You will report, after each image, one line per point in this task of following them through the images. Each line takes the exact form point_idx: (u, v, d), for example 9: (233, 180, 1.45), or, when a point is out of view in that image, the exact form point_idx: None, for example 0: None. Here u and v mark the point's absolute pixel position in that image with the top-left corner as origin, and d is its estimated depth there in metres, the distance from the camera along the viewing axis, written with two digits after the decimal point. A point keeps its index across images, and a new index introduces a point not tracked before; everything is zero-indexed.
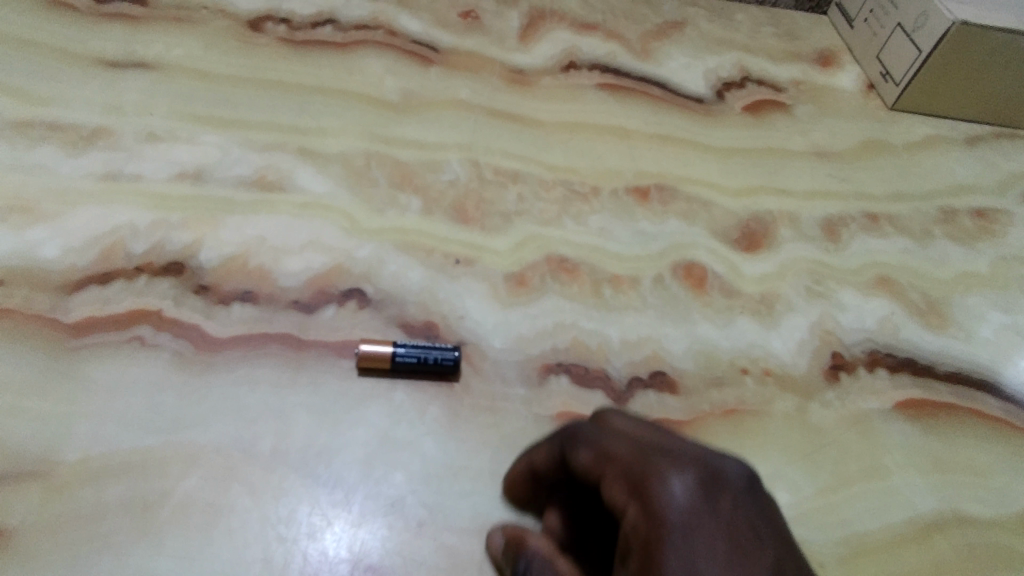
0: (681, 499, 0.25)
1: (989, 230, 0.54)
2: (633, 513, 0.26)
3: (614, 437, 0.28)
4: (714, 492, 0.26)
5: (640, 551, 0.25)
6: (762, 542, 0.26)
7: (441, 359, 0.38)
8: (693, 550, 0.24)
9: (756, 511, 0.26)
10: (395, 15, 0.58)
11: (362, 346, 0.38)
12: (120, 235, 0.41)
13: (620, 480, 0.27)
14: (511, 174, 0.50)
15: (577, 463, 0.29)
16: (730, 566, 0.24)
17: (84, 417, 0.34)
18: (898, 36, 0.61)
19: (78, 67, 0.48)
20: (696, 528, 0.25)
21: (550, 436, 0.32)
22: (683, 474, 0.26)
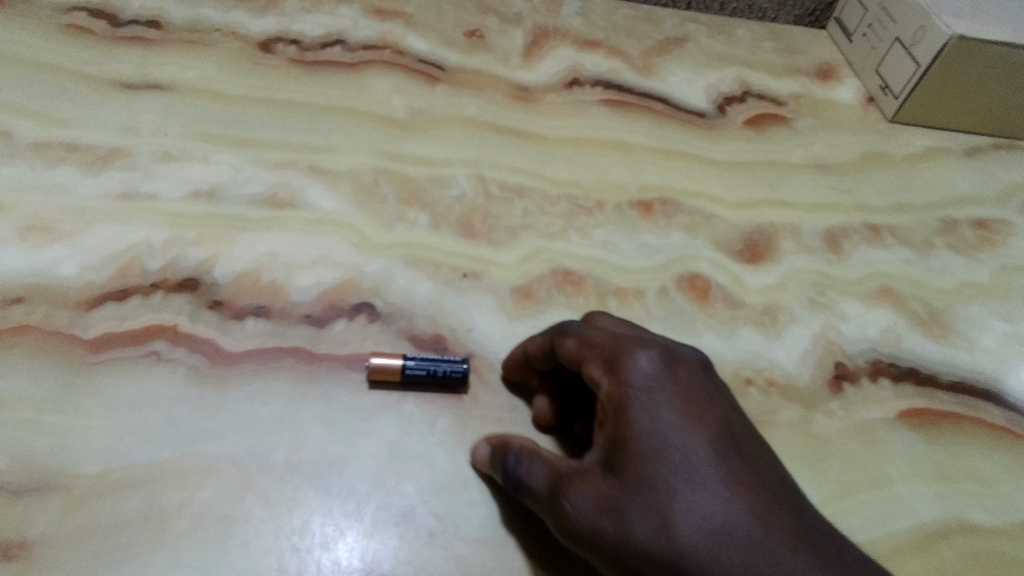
0: (647, 367, 0.32)
1: (990, 240, 0.55)
2: (607, 381, 0.33)
3: (593, 333, 0.35)
4: (674, 365, 0.33)
5: (614, 407, 0.31)
6: (712, 397, 0.32)
7: (449, 372, 0.39)
8: (658, 403, 0.31)
9: (709, 382, 0.33)
10: (402, 35, 0.59)
11: (372, 359, 0.38)
12: (136, 252, 0.42)
13: (597, 358, 0.33)
14: (516, 189, 0.51)
15: (562, 354, 0.35)
16: (684, 405, 0.31)
17: (103, 430, 0.35)
18: (897, 50, 0.62)
19: (95, 90, 0.50)
20: (660, 386, 0.31)
21: (543, 331, 0.38)
22: (648, 349, 0.33)
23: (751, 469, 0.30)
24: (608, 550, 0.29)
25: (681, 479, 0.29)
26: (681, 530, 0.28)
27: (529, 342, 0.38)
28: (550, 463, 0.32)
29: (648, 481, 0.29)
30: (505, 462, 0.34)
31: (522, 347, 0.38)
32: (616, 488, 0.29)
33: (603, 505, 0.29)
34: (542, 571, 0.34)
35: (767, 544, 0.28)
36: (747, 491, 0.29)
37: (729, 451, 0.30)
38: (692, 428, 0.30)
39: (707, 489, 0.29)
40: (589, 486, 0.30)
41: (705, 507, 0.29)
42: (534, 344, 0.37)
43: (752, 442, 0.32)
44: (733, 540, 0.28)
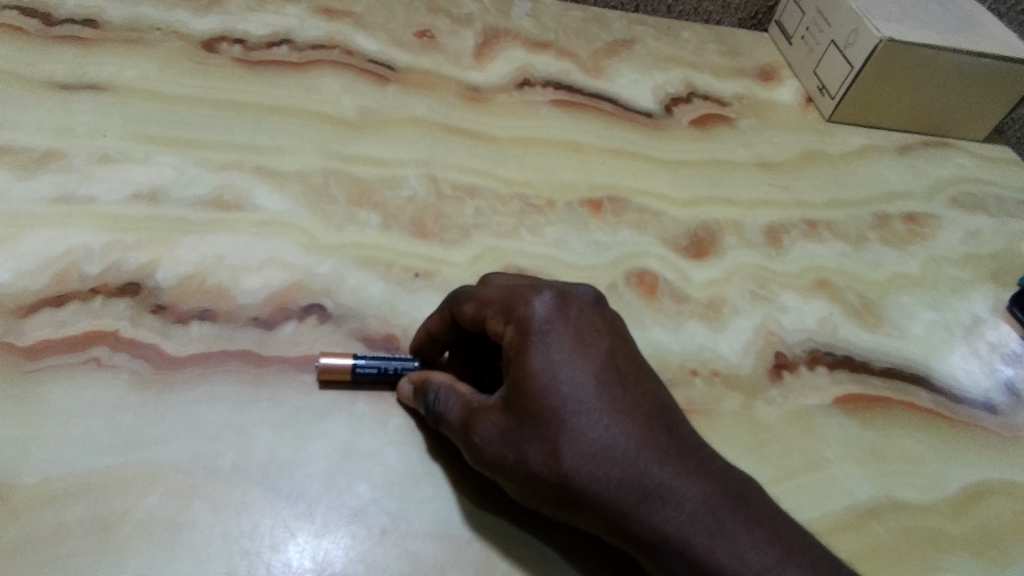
0: (541, 312, 0.34)
1: (919, 234, 0.58)
2: (506, 327, 0.35)
3: (494, 286, 0.37)
4: (566, 307, 0.35)
5: (511, 349, 0.34)
6: (600, 336, 0.35)
7: (401, 370, 0.39)
8: (549, 342, 0.33)
9: (599, 321, 0.36)
10: (351, 35, 0.59)
11: (322, 358, 0.38)
12: (73, 257, 0.41)
13: (496, 310, 0.35)
14: (468, 189, 0.51)
15: (463, 318, 0.37)
16: (574, 345, 0.33)
17: (41, 439, 0.34)
18: (832, 53, 0.65)
19: (27, 90, 0.48)
20: (551, 327, 0.34)
21: (438, 307, 0.39)
22: (543, 294, 0.35)
23: (634, 398, 0.33)
24: (510, 472, 0.32)
25: (569, 411, 0.32)
26: (569, 456, 0.31)
27: (428, 321, 0.39)
28: (461, 399, 0.35)
29: (540, 411, 0.32)
30: (428, 403, 0.36)
31: (422, 328, 0.39)
32: (514, 420, 0.32)
33: (504, 435, 0.32)
34: (494, 562, 0.34)
35: (646, 462, 0.31)
36: (630, 418, 0.32)
37: (615, 384, 0.33)
38: (581, 364, 0.33)
39: (593, 419, 0.32)
40: (491, 419, 0.33)
41: (591, 433, 0.31)
42: (436, 313, 0.38)
43: (638, 374, 0.35)
44: (616, 461, 0.31)
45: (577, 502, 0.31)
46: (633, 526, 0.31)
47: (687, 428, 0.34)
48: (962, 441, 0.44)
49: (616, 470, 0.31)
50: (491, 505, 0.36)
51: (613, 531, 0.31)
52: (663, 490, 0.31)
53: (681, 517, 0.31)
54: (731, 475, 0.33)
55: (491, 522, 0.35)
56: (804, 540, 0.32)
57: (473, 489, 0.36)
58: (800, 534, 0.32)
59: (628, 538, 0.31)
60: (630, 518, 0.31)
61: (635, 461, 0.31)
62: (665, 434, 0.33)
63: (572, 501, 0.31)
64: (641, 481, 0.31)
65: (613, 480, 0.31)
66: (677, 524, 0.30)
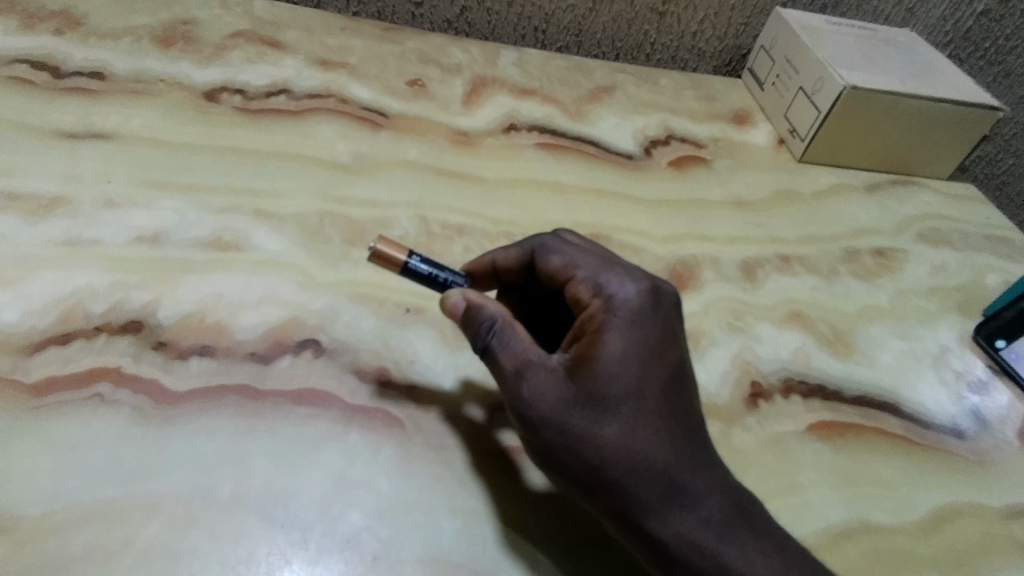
0: (630, 301, 0.38)
1: (887, 267, 0.61)
2: (591, 297, 0.39)
3: (584, 253, 0.41)
4: (654, 300, 0.39)
5: (588, 321, 0.38)
6: (674, 343, 0.39)
7: (449, 281, 0.42)
8: (626, 327, 0.37)
9: (676, 325, 0.40)
10: (346, 85, 0.62)
11: (380, 246, 0.41)
12: (78, 297, 0.42)
13: (587, 278, 0.39)
14: (457, 228, 0.54)
15: (545, 267, 0.41)
16: (653, 344, 0.38)
17: (47, 471, 0.35)
18: (800, 98, 0.69)
19: (36, 139, 0.51)
20: (635, 314, 0.38)
21: (519, 245, 0.43)
22: (631, 280, 0.40)
23: (682, 409, 0.38)
24: (558, 441, 0.36)
25: (630, 403, 0.36)
26: (620, 442, 0.35)
27: (500, 254, 0.43)
28: (513, 346, 0.37)
29: (605, 396, 0.36)
30: (479, 328, 0.38)
31: (492, 255, 0.44)
32: (576, 391, 0.36)
33: (564, 404, 0.36)
34: None
35: (680, 471, 0.36)
36: (675, 427, 0.37)
37: (671, 391, 0.38)
38: (653, 359, 0.37)
39: (645, 417, 0.36)
40: (553, 383, 0.36)
41: (642, 431, 0.36)
42: (518, 250, 0.43)
43: (689, 386, 0.39)
44: (657, 461, 0.36)
45: (614, 484, 0.35)
46: (651, 525, 0.35)
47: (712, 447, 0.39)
48: (931, 465, 0.46)
49: (653, 470, 0.35)
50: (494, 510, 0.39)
51: (633, 527, 0.35)
52: (685, 499, 0.36)
53: (696, 523, 0.36)
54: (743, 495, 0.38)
55: (481, 547, 0.37)
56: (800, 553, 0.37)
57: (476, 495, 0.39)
58: (794, 549, 0.36)
59: (644, 533, 0.35)
60: (654, 518, 0.35)
61: (671, 468, 0.36)
62: (697, 449, 0.37)
63: (608, 487, 0.35)
64: (671, 487, 0.36)
65: (650, 476, 0.35)
66: (688, 531, 0.35)
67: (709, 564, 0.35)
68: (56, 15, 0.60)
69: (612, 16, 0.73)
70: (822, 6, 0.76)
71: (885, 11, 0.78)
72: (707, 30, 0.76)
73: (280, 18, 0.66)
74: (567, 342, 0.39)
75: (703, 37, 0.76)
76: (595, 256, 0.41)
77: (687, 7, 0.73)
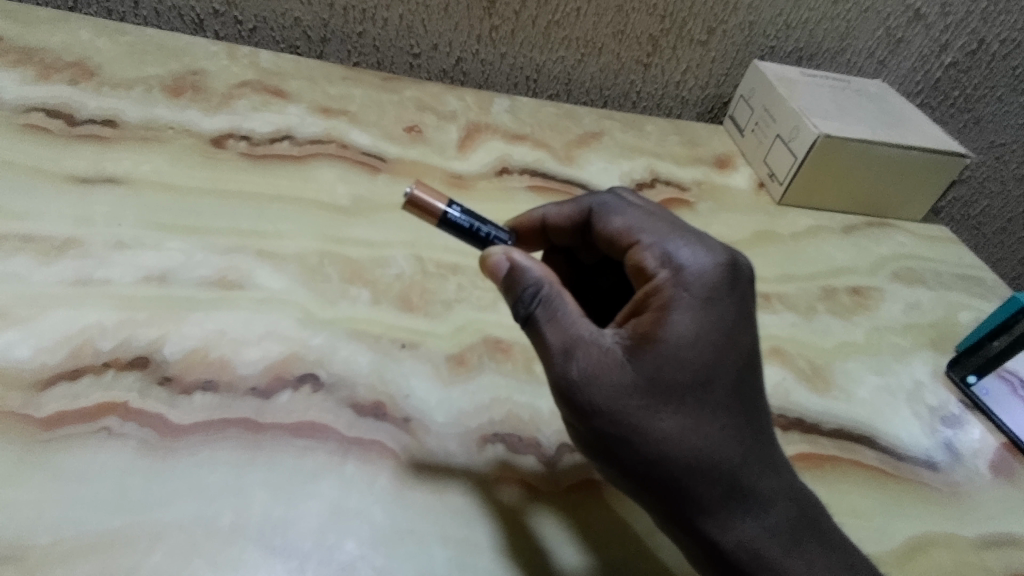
0: (704, 276, 0.39)
1: (863, 304, 0.63)
2: (659, 267, 0.40)
3: (644, 220, 0.42)
4: (724, 279, 0.39)
5: (650, 298, 0.39)
6: (746, 328, 0.40)
7: (487, 234, 0.45)
8: (692, 307, 0.38)
9: (749, 310, 0.40)
10: (346, 131, 0.65)
11: (421, 195, 0.43)
12: (88, 335, 0.44)
13: (651, 245, 0.40)
14: (451, 267, 0.56)
15: (608, 231, 0.43)
16: (725, 330, 0.38)
17: (55, 502, 0.37)
18: (778, 145, 0.72)
19: (49, 183, 0.53)
20: (702, 292, 0.39)
21: (576, 204, 0.45)
22: (697, 251, 0.40)
23: (746, 406, 0.39)
24: (620, 426, 0.37)
25: (696, 394, 0.37)
26: (683, 434, 0.37)
27: (553, 212, 0.46)
28: (565, 321, 0.39)
29: (670, 390, 0.37)
30: (523, 294, 0.40)
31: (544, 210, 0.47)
32: (638, 376, 0.37)
33: (628, 389, 0.37)
34: None
35: (742, 472, 0.38)
36: (740, 424, 0.39)
37: (737, 387, 0.39)
38: (720, 347, 0.38)
39: (710, 410, 0.38)
40: (611, 366, 0.37)
41: (705, 429, 0.37)
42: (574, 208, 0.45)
43: (756, 380, 0.40)
44: (719, 459, 0.38)
45: (676, 479, 0.37)
46: (707, 529, 0.38)
47: (775, 447, 0.41)
48: (905, 495, 0.48)
49: (715, 470, 0.37)
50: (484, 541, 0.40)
51: (690, 528, 0.38)
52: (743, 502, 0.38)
53: (754, 529, 0.38)
54: (797, 501, 0.40)
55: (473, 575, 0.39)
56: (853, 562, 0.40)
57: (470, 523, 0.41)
58: (865, 565, 0.40)
59: (704, 534, 0.38)
60: (711, 521, 0.38)
61: (732, 470, 0.38)
62: (758, 449, 0.39)
63: (670, 485, 0.37)
64: (730, 489, 0.38)
65: (713, 476, 0.37)
66: (743, 537, 0.38)
67: (761, 568, 0.38)
68: (70, 65, 0.62)
69: (600, 66, 0.77)
70: (797, 59, 0.79)
71: (858, 63, 0.81)
72: (690, 80, 0.80)
73: (284, 69, 0.70)
74: (624, 314, 0.40)
75: (686, 86, 0.80)
76: (657, 225, 0.42)
77: (670, 58, 0.77)
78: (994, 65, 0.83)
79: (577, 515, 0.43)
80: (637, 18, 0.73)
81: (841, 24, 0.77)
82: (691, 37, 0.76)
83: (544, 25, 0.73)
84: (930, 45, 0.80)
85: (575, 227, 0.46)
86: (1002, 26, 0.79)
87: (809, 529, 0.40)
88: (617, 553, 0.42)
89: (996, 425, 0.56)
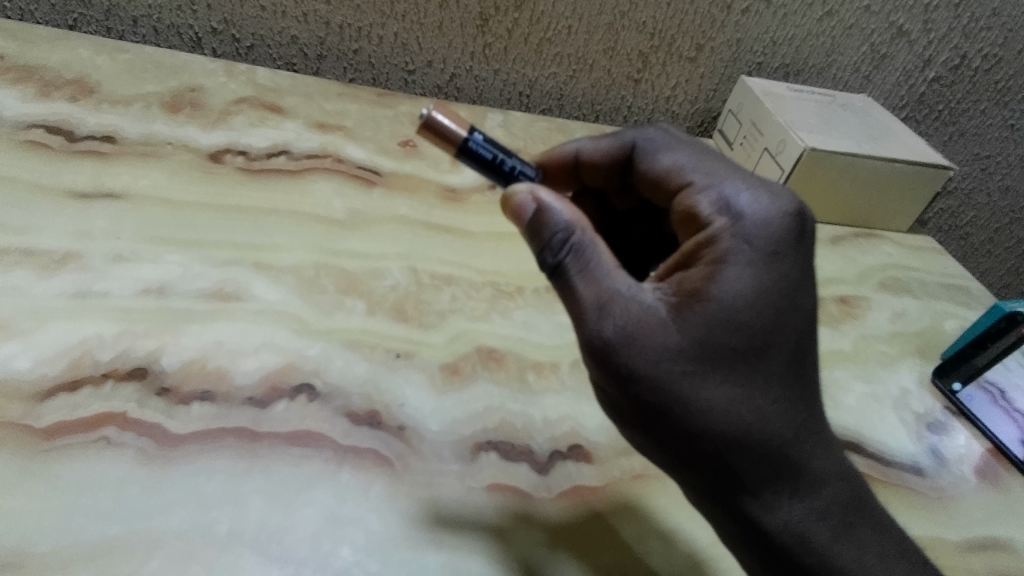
0: (765, 234, 0.39)
1: (850, 313, 0.65)
2: (715, 214, 0.40)
3: (694, 161, 0.43)
4: (782, 234, 0.40)
5: (701, 250, 0.40)
6: (805, 293, 0.40)
7: (507, 166, 0.46)
8: (751, 263, 0.39)
9: (809, 277, 0.41)
10: (342, 146, 0.67)
11: (444, 123, 0.44)
12: (87, 346, 0.45)
13: (706, 190, 0.41)
14: (445, 278, 0.57)
15: (659, 169, 0.44)
16: (783, 293, 0.39)
17: (55, 511, 0.37)
18: (765, 158, 0.74)
19: (49, 198, 0.54)
20: (757, 246, 0.39)
21: (623, 140, 0.48)
22: (759, 197, 0.40)
23: (795, 381, 0.41)
24: (665, 391, 0.38)
25: (746, 361, 0.39)
26: (731, 404, 0.39)
27: (590, 148, 0.49)
28: (600, 276, 0.39)
29: (720, 359, 0.38)
30: (552, 240, 0.40)
31: (578, 144, 0.50)
32: (689, 340, 0.38)
33: (678, 354, 0.38)
34: None
35: (789, 447, 0.40)
36: (790, 396, 0.40)
37: (790, 361, 0.40)
38: (775, 313, 0.39)
39: (761, 382, 0.39)
40: (657, 327, 0.38)
41: (755, 403, 0.39)
42: (612, 144, 0.48)
43: (810, 355, 0.41)
44: (768, 431, 0.39)
45: (725, 451, 0.39)
46: (752, 509, 0.40)
47: (823, 426, 0.43)
48: (890, 501, 0.49)
49: (763, 446, 0.39)
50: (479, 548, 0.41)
51: (736, 508, 0.40)
52: (789, 482, 0.41)
53: (797, 511, 0.41)
54: (840, 481, 0.43)
55: None
56: (901, 548, 0.43)
57: (463, 530, 0.41)
58: (915, 552, 0.43)
59: (747, 514, 0.40)
60: (756, 502, 0.40)
61: (782, 448, 0.40)
62: (806, 426, 0.41)
63: (717, 460, 0.39)
64: (777, 467, 0.40)
65: (761, 453, 0.39)
66: (788, 518, 0.41)
67: (804, 547, 0.41)
68: (70, 83, 0.63)
69: (591, 82, 0.79)
70: (784, 74, 0.81)
71: (844, 78, 0.83)
72: (680, 95, 0.81)
73: (281, 85, 0.71)
74: (669, 266, 0.41)
75: (676, 101, 0.82)
76: (704, 171, 0.43)
77: (660, 74, 0.79)
78: (976, 80, 0.85)
79: (568, 520, 0.44)
80: (627, 35, 0.75)
81: (826, 41, 0.79)
82: (680, 54, 0.77)
83: (536, 42, 0.74)
84: (913, 61, 0.82)
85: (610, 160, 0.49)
86: (984, 42, 0.81)
87: (856, 513, 0.43)
88: (612, 558, 0.43)
89: (982, 431, 0.57)
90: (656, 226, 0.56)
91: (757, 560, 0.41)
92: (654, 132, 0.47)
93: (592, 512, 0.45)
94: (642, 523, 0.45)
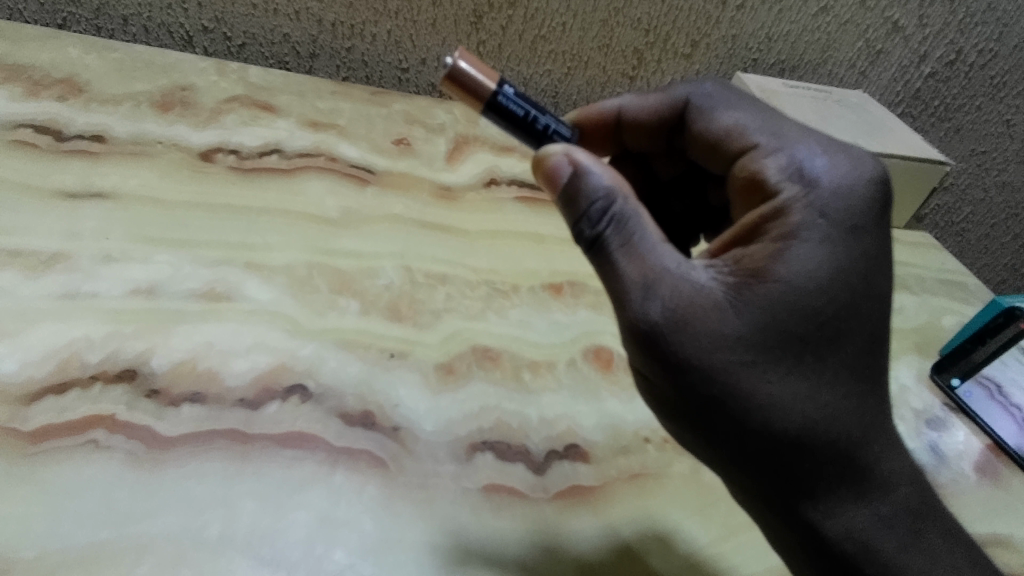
0: (838, 214, 0.39)
1: None
2: (784, 185, 0.40)
3: (754, 121, 0.43)
4: (855, 214, 0.39)
5: (764, 225, 0.40)
6: (880, 278, 0.40)
7: (540, 121, 0.44)
8: (823, 244, 0.38)
9: (884, 258, 0.40)
10: (335, 144, 0.66)
11: (470, 73, 0.43)
12: (75, 348, 0.44)
13: (773, 155, 0.41)
14: (439, 276, 0.57)
15: (717, 127, 0.44)
16: (857, 279, 0.39)
17: (42, 517, 0.37)
18: None
19: (37, 199, 0.53)
20: (830, 222, 0.39)
21: (674, 96, 0.48)
22: (833, 168, 0.40)
23: (864, 375, 0.40)
24: (721, 381, 0.37)
25: (811, 351, 0.38)
26: (795, 398, 0.38)
27: (632, 108, 0.50)
28: (644, 252, 0.38)
29: (783, 353, 0.38)
30: (589, 211, 0.39)
31: (620, 102, 0.50)
32: (752, 330, 0.37)
33: (741, 344, 0.37)
34: None
35: (853, 447, 0.40)
36: (856, 390, 0.40)
37: (859, 355, 0.39)
38: (845, 302, 0.38)
39: (826, 375, 0.39)
40: (714, 314, 0.37)
41: (820, 400, 0.38)
42: (661, 101, 0.48)
43: (882, 347, 0.40)
44: (833, 427, 0.39)
45: (787, 447, 0.38)
46: (811, 515, 0.40)
47: (891, 423, 0.42)
48: None
49: (827, 446, 0.39)
50: (474, 551, 0.40)
51: (793, 513, 0.40)
52: (852, 485, 0.40)
53: (859, 516, 0.41)
54: (909, 485, 0.42)
55: None
56: (971, 557, 0.43)
57: (458, 533, 0.41)
58: (979, 557, 0.43)
59: (805, 518, 0.40)
60: (817, 507, 0.40)
61: (847, 449, 0.39)
62: (875, 425, 0.40)
63: (776, 460, 0.39)
64: (840, 467, 0.40)
65: (825, 452, 0.39)
66: (851, 524, 0.41)
67: (867, 554, 0.41)
68: (58, 82, 0.62)
69: (586, 80, 0.78)
70: (780, 70, 0.81)
71: (840, 75, 0.82)
72: None
73: (273, 84, 0.70)
74: (728, 240, 0.41)
75: None
76: (768, 135, 0.42)
77: (656, 71, 0.78)
78: (972, 75, 0.84)
79: (566, 520, 0.44)
80: (622, 31, 0.75)
81: (822, 37, 0.78)
82: (675, 50, 0.77)
83: (530, 40, 0.74)
84: (909, 57, 0.82)
85: (656, 117, 0.49)
86: (979, 37, 0.81)
87: (925, 520, 0.42)
88: (612, 559, 0.42)
89: (981, 426, 0.57)
90: (698, 196, 0.57)
91: (814, 567, 0.41)
92: (707, 91, 0.47)
93: (590, 514, 0.44)
94: (642, 522, 0.45)
